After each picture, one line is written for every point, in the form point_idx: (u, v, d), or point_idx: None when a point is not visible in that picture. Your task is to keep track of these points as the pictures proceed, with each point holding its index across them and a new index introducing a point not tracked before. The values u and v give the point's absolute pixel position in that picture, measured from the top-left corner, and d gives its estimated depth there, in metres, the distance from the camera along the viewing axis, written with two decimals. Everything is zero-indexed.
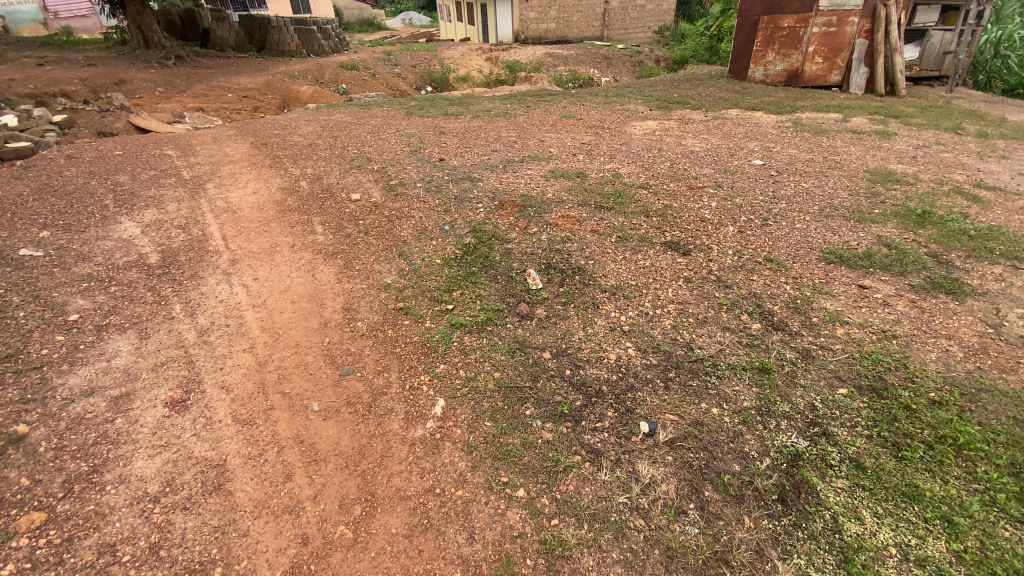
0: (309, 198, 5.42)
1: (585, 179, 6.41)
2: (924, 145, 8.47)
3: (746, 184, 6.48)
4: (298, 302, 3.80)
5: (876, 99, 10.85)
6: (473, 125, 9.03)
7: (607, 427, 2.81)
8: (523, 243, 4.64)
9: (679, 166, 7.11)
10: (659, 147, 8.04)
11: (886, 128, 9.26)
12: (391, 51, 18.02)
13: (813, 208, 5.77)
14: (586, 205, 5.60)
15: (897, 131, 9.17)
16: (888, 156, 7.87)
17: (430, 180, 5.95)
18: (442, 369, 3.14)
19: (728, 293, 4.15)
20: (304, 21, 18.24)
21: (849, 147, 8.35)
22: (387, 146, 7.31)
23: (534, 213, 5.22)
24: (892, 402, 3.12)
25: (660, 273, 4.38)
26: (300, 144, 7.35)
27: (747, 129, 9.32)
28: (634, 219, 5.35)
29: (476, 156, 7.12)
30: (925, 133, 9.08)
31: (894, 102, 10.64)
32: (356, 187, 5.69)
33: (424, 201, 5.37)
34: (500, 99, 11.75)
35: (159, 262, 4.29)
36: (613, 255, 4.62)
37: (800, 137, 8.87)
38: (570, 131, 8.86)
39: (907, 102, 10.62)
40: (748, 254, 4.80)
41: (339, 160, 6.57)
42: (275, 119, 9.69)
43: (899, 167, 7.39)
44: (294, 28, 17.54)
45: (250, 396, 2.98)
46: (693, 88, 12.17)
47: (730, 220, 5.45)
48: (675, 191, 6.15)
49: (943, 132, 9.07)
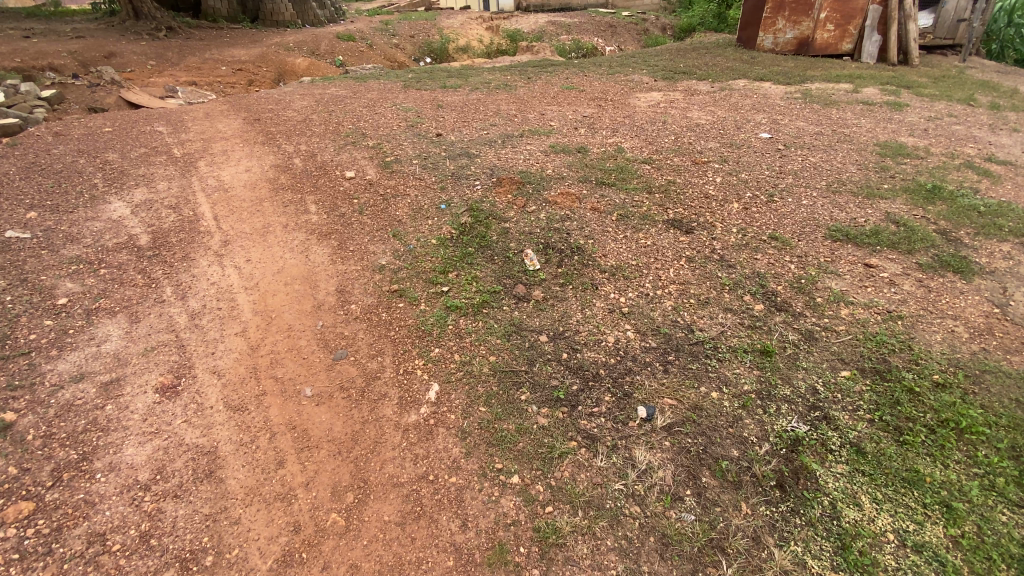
0: (302, 176, 5.28)
1: (586, 154, 6.24)
2: (935, 116, 8.21)
3: (752, 158, 6.30)
4: (291, 284, 3.73)
5: (889, 68, 10.49)
6: (472, 98, 8.77)
7: (604, 412, 2.76)
8: (522, 222, 4.53)
9: (683, 139, 6.92)
10: (663, 121, 7.81)
11: (897, 100, 8.97)
12: (388, 21, 17.51)
13: (820, 184, 5.61)
14: (587, 181, 5.46)
15: (909, 102, 8.88)
16: (899, 129, 7.64)
17: (426, 157, 5.80)
18: (437, 353, 3.08)
19: (730, 273, 4.06)
20: None
21: (859, 119, 8.10)
22: (383, 121, 7.11)
23: (533, 191, 5.09)
24: (896, 385, 3.06)
25: (661, 252, 4.28)
26: (294, 119, 7.17)
27: (754, 100, 9.04)
28: (635, 196, 5.22)
29: (474, 131, 6.93)
30: (937, 104, 8.79)
31: (906, 72, 10.30)
32: (350, 163, 5.55)
33: (419, 179, 5.24)
34: (500, 70, 11.41)
35: (150, 243, 4.21)
36: (613, 234, 4.51)
37: (809, 109, 8.60)
38: (572, 104, 8.61)
39: (919, 72, 10.28)
40: (752, 232, 4.68)
41: (333, 135, 6.40)
42: (269, 92, 9.45)
43: (909, 141, 7.18)
44: None
45: (242, 381, 2.94)
46: (699, 58, 11.79)
47: (734, 196, 5.31)
48: (679, 166, 5.98)
49: (955, 104, 8.79)
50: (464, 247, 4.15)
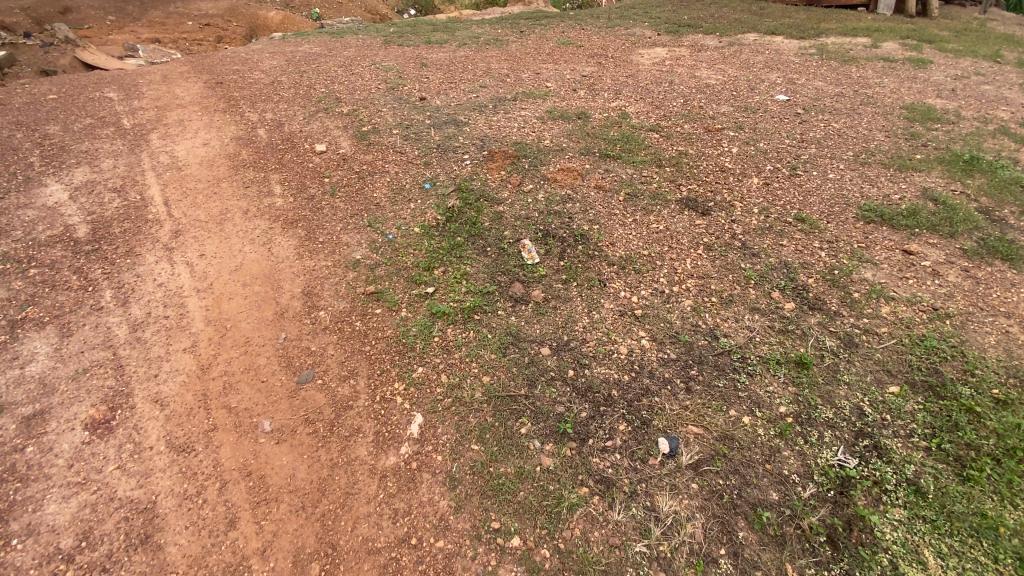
0: (266, 150, 4.65)
1: (587, 121, 5.60)
2: (961, 75, 7.57)
3: (770, 124, 5.70)
4: (250, 286, 3.21)
5: (908, 21, 9.71)
6: (459, 56, 7.96)
7: (619, 447, 2.34)
8: (517, 205, 3.99)
9: (693, 102, 6.27)
10: (670, 81, 7.11)
11: (920, 56, 8.27)
12: None
13: (846, 154, 5.06)
14: (589, 154, 4.88)
15: (932, 58, 8.20)
16: (924, 90, 7.01)
17: (408, 126, 5.15)
18: (420, 373, 2.60)
19: (754, 264, 3.58)
20: None
21: (881, 77, 7.44)
22: (360, 83, 6.38)
23: (529, 166, 4.51)
24: (952, 403, 2.65)
25: (675, 239, 3.78)
26: (260, 82, 6.42)
27: (767, 56, 8.31)
28: (644, 170, 4.66)
29: (462, 94, 6.23)
30: (962, 60, 8.12)
31: (927, 25, 9.54)
32: (322, 134, 4.91)
33: (400, 153, 4.63)
34: (489, 23, 10.47)
35: (89, 235, 3.65)
36: (620, 217, 3.99)
37: (826, 66, 7.91)
38: (569, 62, 7.84)
39: (941, 25, 9.53)
40: (776, 213, 4.17)
41: (304, 101, 5.71)
42: (236, 50, 8.56)
43: (937, 103, 6.57)
44: None
45: (189, 413, 2.48)
46: (705, 9, 10.87)
47: (753, 169, 4.76)
48: (690, 135, 5.39)
49: (982, 60, 8.12)
50: (452, 236, 3.61)
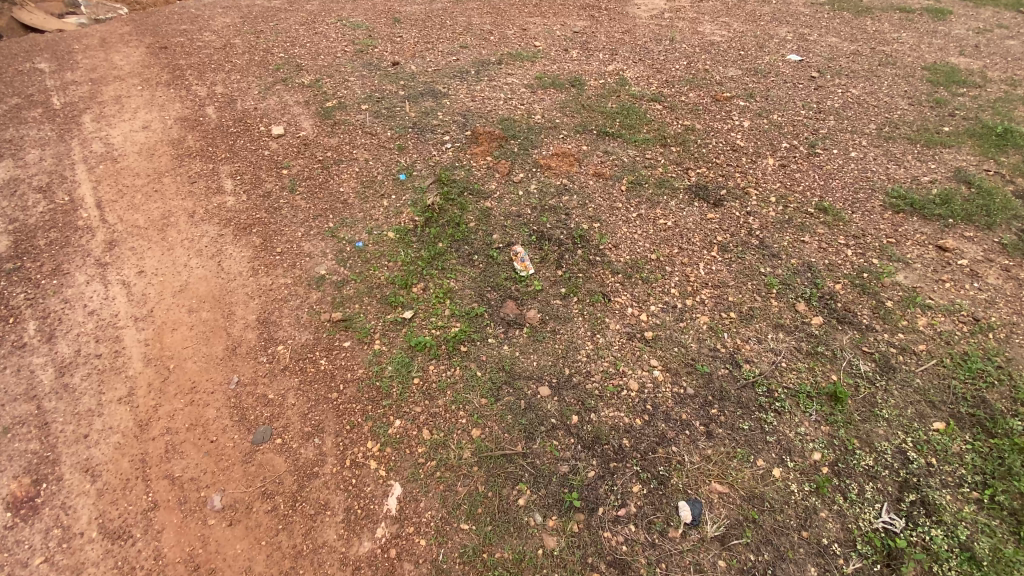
0: (216, 134, 4.04)
1: (581, 89, 5.00)
2: (983, 27, 6.98)
3: (783, 90, 5.15)
4: (198, 313, 2.75)
5: None
6: (436, 8, 7.12)
7: (634, 517, 2.02)
8: (506, 200, 3.51)
9: (698, 64, 5.66)
10: (671, 37, 6.42)
11: (939, 5, 7.61)
12: None
13: (868, 127, 4.58)
14: (586, 131, 4.33)
15: (951, 8, 7.55)
16: (945, 46, 6.44)
17: (380, 100, 4.52)
18: (398, 428, 2.21)
19: (775, 268, 3.18)
20: None
21: (898, 31, 6.82)
22: (325, 45, 5.63)
23: (519, 149, 3.98)
24: (1003, 442, 2.37)
25: (686, 238, 3.35)
26: (211, 45, 5.64)
27: (774, 7, 7.58)
28: (647, 151, 4.15)
29: (440, 57, 5.52)
30: (984, 10, 7.49)
31: None
32: (281, 112, 4.29)
33: (371, 134, 4.05)
34: None
35: (8, 249, 3.12)
36: (624, 211, 3.53)
37: (839, 18, 7.24)
38: (559, 16, 7.05)
39: None
40: (796, 202, 3.74)
41: (260, 69, 5.00)
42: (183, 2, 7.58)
43: (960, 61, 6.03)
44: None
45: (126, 486, 2.10)
46: None
47: (768, 148, 4.27)
48: (696, 105, 4.84)
49: (1004, 9, 7.49)
50: (434, 241, 3.14)
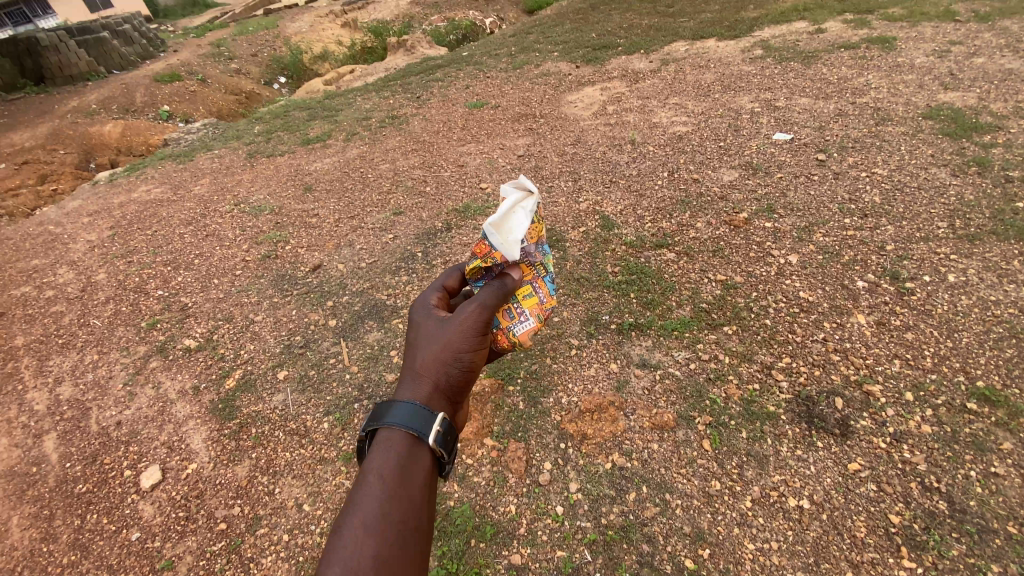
0: (52, 504, 2.63)
1: (563, 250, 3.92)
2: (936, 38, 6.22)
3: (798, 189, 4.09)
4: None
5: None
6: (350, 155, 5.84)
7: None
8: (545, 542, 2.23)
9: (683, 170, 4.65)
10: (631, 138, 5.35)
11: (869, 24, 6.93)
12: (219, 48, 14.05)
13: (939, 223, 3.47)
14: (602, 329, 3.18)
15: (888, 23, 6.88)
16: (923, 71, 5.47)
17: (301, 349, 3.18)
18: None
19: (1008, 567, 1.94)
20: (86, 39, 14.08)
21: (853, 66, 5.92)
22: (219, 256, 4.32)
23: (528, 409, 2.78)
24: None
25: (849, 537, 2.09)
26: (62, 300, 4.20)
27: (710, 66, 6.74)
28: (698, 348, 2.95)
29: (371, 238, 4.20)
30: (918, 20, 6.78)
31: None
32: (164, 426, 2.87)
33: (299, 436, 2.67)
34: (373, 90, 8.45)
35: None
36: (729, 500, 2.26)
37: (786, 66, 6.28)
38: (494, 134, 6.03)
39: None
40: (942, 395, 2.49)
41: (134, 333, 3.60)
42: (32, 222, 6.14)
43: (954, 93, 5.01)
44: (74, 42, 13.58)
45: None
46: (603, 19, 9.49)
47: (846, 295, 3.09)
48: (719, 239, 3.75)
49: (941, 21, 6.63)
50: None
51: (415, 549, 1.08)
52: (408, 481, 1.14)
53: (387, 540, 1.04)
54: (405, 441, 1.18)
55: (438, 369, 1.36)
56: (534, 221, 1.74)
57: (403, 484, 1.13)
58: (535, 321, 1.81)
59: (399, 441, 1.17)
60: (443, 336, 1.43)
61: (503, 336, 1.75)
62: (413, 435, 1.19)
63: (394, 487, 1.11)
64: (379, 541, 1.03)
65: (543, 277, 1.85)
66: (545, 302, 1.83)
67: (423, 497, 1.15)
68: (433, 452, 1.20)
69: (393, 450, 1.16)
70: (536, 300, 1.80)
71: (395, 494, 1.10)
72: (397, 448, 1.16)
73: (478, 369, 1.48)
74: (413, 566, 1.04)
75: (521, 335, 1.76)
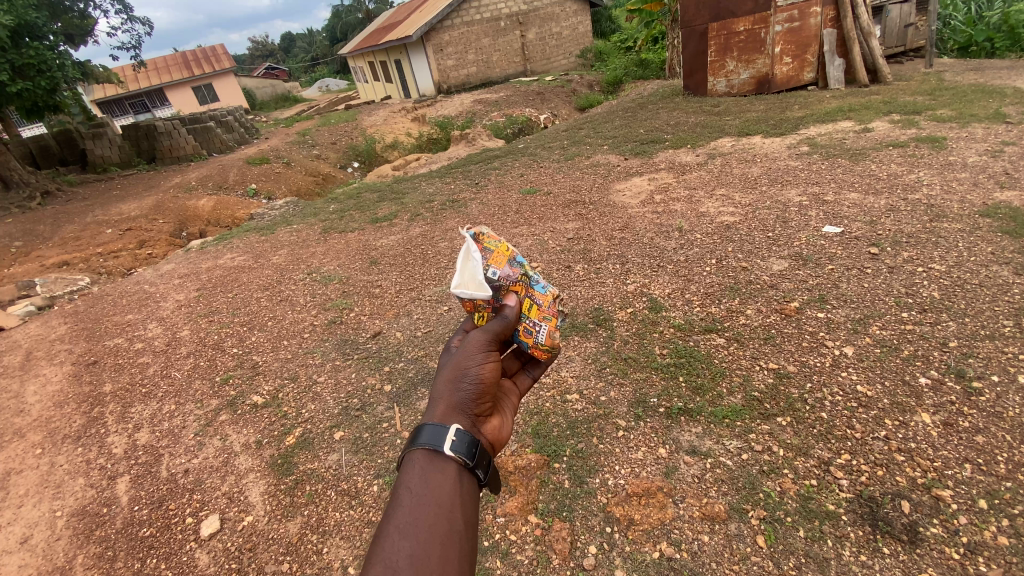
0: (117, 544, 2.78)
1: (611, 330, 4.04)
2: (989, 138, 6.28)
3: (851, 281, 4.09)
4: None
5: (866, 92, 9.18)
6: (413, 233, 6.35)
7: None
8: None
9: (730, 258, 4.76)
10: (678, 226, 5.56)
11: (916, 125, 7.11)
12: (305, 137, 15.99)
13: (1003, 320, 3.37)
14: (649, 412, 3.19)
15: (937, 124, 7.03)
16: (977, 170, 5.50)
17: (357, 412, 3.35)
18: None
19: None
20: (195, 127, 16.38)
21: (902, 163, 6.02)
22: (289, 320, 4.70)
23: (573, 488, 2.77)
24: None
25: None
26: (149, 353, 4.63)
27: (755, 160, 7.04)
28: (750, 437, 2.89)
29: (427, 309, 4.47)
30: (969, 122, 6.90)
31: (891, 92, 8.89)
32: (227, 478, 3.05)
33: (349, 497, 2.75)
34: (436, 176, 9.30)
35: None
36: None
37: (833, 161, 6.47)
38: (546, 218, 6.42)
39: (908, 90, 8.83)
40: (1021, 504, 2.32)
41: (208, 387, 3.91)
42: (132, 280, 6.93)
43: (1011, 192, 4.97)
44: (186, 130, 15.81)
45: None
46: (653, 117, 10.21)
47: (908, 391, 2.99)
48: (769, 327, 3.76)
49: (993, 123, 6.71)
50: None
51: (446, 548, 1.22)
52: (432, 488, 1.30)
53: (417, 539, 1.20)
54: (425, 456, 1.35)
55: (449, 388, 1.52)
56: (492, 250, 1.90)
57: (427, 492, 1.29)
58: (550, 322, 1.91)
59: (424, 459, 1.34)
60: (453, 360, 1.59)
61: (534, 350, 1.90)
62: (432, 450, 1.36)
63: (419, 495, 1.28)
64: (411, 542, 1.20)
65: (533, 284, 1.95)
66: (544, 303, 1.92)
67: (450, 500, 1.30)
68: (453, 460, 1.35)
69: (420, 468, 1.33)
70: (537, 307, 1.91)
71: (421, 501, 1.27)
72: (419, 463, 1.34)
73: (492, 381, 1.60)
74: (446, 563, 1.19)
75: (547, 340, 1.89)
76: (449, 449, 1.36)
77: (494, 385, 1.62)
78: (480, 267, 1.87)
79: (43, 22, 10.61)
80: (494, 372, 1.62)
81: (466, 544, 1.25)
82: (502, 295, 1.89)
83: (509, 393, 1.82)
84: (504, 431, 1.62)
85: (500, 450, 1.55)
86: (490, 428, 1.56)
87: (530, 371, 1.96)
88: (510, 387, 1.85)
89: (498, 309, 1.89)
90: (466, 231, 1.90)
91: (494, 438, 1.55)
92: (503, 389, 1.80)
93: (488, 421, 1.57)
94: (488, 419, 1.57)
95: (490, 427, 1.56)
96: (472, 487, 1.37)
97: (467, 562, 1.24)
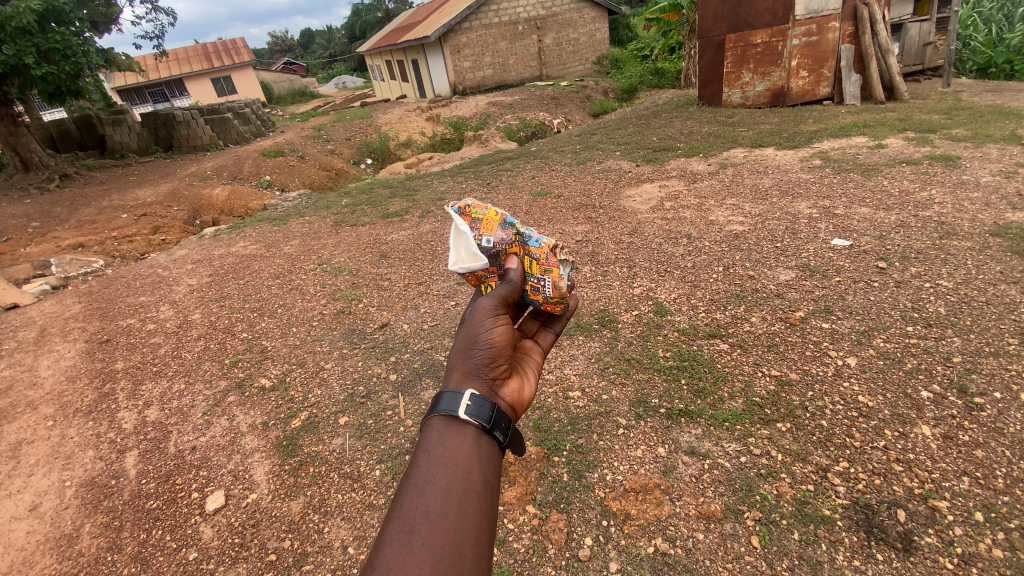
0: (123, 513, 2.86)
1: (615, 331, 4.07)
2: (1004, 159, 6.25)
3: (858, 294, 4.09)
4: None
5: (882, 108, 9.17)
6: (424, 230, 6.43)
7: None
8: None
9: (738, 267, 4.77)
10: (688, 233, 5.59)
11: (931, 143, 7.07)
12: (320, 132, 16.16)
13: (1008, 338, 3.38)
14: (650, 412, 3.22)
15: (952, 143, 7.00)
16: (990, 191, 5.48)
17: (363, 399, 3.40)
18: None
19: None
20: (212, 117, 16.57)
21: (914, 180, 6.00)
22: (298, 308, 4.78)
23: (571, 481, 2.81)
24: None
25: None
26: (159, 334, 4.72)
27: (766, 172, 7.05)
28: (749, 441, 2.92)
29: (434, 303, 4.52)
30: (984, 142, 6.87)
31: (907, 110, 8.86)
32: (230, 457, 3.11)
33: (351, 480, 2.81)
34: (449, 175, 9.37)
35: None
36: None
37: (845, 176, 6.46)
38: (555, 220, 6.47)
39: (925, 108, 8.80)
40: (1017, 519, 2.33)
41: (216, 369, 3.99)
42: (147, 264, 7.05)
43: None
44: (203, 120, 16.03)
45: None
46: (667, 125, 10.23)
47: (909, 404, 3.00)
48: (773, 335, 3.78)
49: (1009, 144, 6.68)
50: None
51: (463, 507, 1.28)
52: (449, 450, 1.38)
53: (435, 497, 1.28)
54: (444, 420, 1.43)
55: (463, 356, 1.59)
56: (481, 219, 1.97)
57: (445, 454, 1.37)
58: (554, 274, 1.92)
59: (444, 424, 1.41)
60: (465, 330, 1.65)
61: (546, 305, 1.96)
62: (449, 415, 1.44)
63: (437, 457, 1.36)
64: (429, 499, 1.27)
65: (528, 240, 1.95)
66: (543, 257, 1.92)
67: (468, 461, 1.37)
68: (470, 424, 1.42)
69: (439, 433, 1.41)
70: (537, 263, 1.93)
71: (439, 462, 1.35)
72: (438, 427, 1.42)
73: (505, 345, 1.66)
74: (463, 519, 1.26)
75: (555, 293, 1.93)
76: (465, 413, 1.44)
77: (507, 347, 1.68)
78: (472, 238, 1.95)
79: (70, 8, 10.81)
80: (506, 335, 1.68)
81: (485, 503, 1.32)
82: (502, 260, 1.95)
83: (531, 352, 1.90)
84: (525, 393, 1.69)
85: (521, 411, 1.62)
86: (509, 391, 1.63)
87: (553, 327, 2.03)
88: (532, 347, 1.93)
89: (503, 274, 1.94)
90: (453, 206, 2.01)
91: (515, 401, 1.63)
92: (524, 349, 1.88)
93: (507, 384, 1.64)
94: (506, 382, 1.64)
95: (510, 389, 1.63)
96: (491, 449, 1.43)
97: (486, 518, 1.30)
